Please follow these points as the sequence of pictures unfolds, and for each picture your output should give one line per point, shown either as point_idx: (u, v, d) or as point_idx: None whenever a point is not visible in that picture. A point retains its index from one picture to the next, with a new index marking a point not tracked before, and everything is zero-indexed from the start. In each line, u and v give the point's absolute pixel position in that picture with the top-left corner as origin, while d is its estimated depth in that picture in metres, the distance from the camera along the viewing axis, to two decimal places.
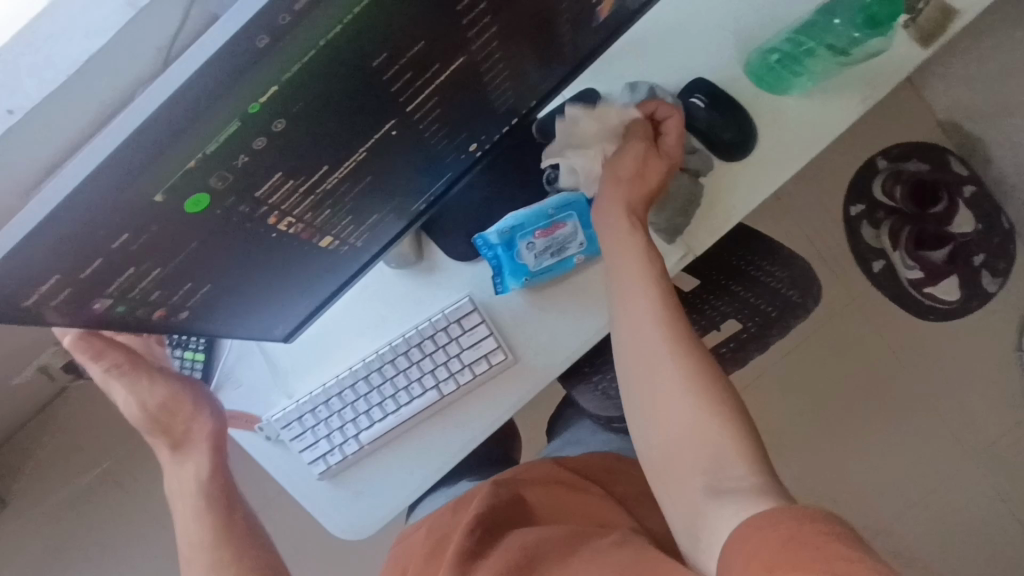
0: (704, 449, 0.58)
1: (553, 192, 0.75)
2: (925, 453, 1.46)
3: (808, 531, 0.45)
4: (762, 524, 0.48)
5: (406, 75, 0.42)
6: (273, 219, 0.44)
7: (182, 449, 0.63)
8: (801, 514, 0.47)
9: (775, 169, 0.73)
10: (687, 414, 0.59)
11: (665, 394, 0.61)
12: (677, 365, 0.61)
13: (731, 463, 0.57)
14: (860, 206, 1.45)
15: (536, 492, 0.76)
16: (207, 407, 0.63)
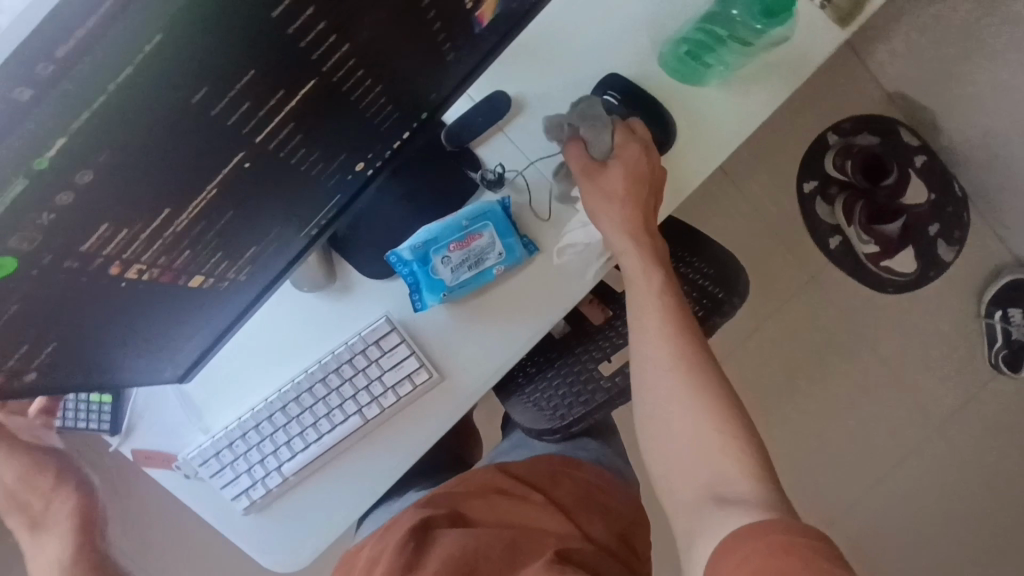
0: (712, 464, 0.54)
1: (470, 201, 0.72)
2: (889, 426, 1.46)
3: (794, 542, 0.45)
4: (746, 532, 0.46)
5: (243, 106, 0.38)
6: (116, 269, 0.41)
7: (39, 530, 0.59)
8: (782, 523, 0.46)
9: (695, 165, 0.72)
10: (688, 417, 0.57)
11: (667, 396, 0.58)
12: (687, 378, 0.58)
13: (735, 477, 0.53)
14: (813, 183, 1.41)
15: (477, 503, 0.71)
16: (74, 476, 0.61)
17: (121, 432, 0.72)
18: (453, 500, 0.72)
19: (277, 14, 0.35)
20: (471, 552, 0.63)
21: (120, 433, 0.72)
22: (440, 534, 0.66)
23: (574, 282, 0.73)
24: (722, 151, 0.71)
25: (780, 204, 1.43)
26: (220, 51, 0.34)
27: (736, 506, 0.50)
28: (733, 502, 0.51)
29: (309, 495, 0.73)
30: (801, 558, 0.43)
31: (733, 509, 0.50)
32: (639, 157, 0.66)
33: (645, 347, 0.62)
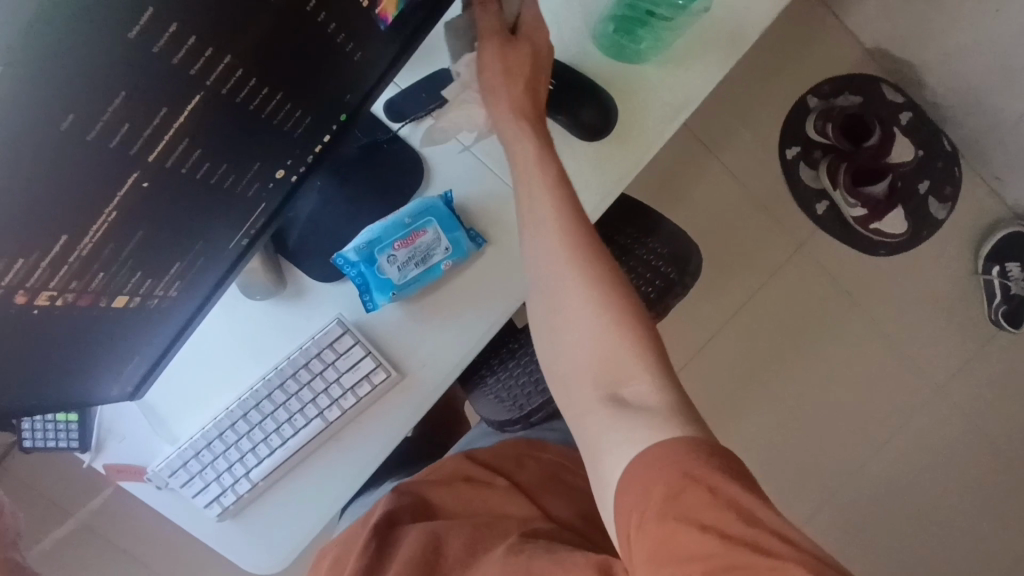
0: (609, 360, 0.53)
1: (413, 197, 0.72)
2: (901, 397, 1.38)
3: (701, 473, 0.44)
4: (651, 460, 0.46)
5: (123, 128, 0.39)
6: (22, 298, 0.41)
7: None
8: (689, 445, 0.46)
9: (637, 143, 0.71)
10: (591, 324, 0.54)
11: (569, 301, 0.56)
12: (579, 272, 0.55)
13: (633, 374, 0.52)
14: (795, 149, 1.34)
15: (443, 494, 0.72)
16: None
17: (92, 449, 0.74)
18: (417, 488, 0.73)
19: (136, 34, 0.35)
20: (428, 544, 0.64)
21: (90, 449, 0.74)
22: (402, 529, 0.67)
23: None
24: (668, 126, 0.71)
25: (759, 170, 1.35)
26: (82, 76, 0.34)
27: (638, 416, 0.49)
28: (636, 409, 0.50)
29: (279, 500, 0.74)
30: (709, 487, 0.44)
31: (636, 418, 0.49)
32: (540, 41, 0.65)
33: (539, 245, 0.58)
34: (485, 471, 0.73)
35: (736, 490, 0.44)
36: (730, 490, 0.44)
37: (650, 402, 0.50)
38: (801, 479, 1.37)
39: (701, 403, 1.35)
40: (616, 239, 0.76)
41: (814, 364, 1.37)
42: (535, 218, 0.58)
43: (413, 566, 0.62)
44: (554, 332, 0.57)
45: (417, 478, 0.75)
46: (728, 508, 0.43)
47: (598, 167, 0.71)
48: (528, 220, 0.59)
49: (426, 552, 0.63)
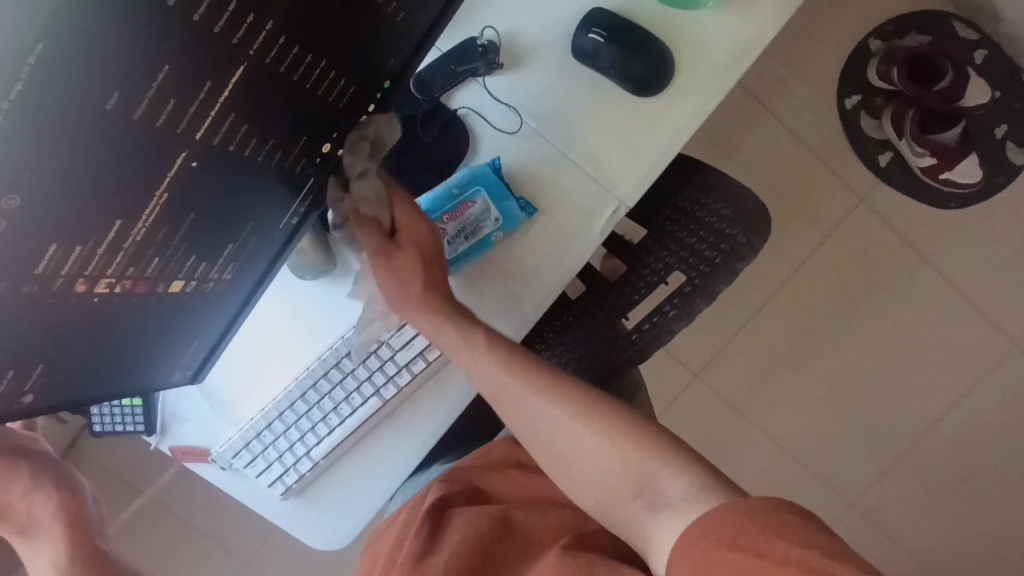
0: (616, 469, 0.59)
1: (462, 165, 0.69)
2: (973, 360, 1.29)
3: (745, 540, 0.46)
4: (694, 541, 0.49)
5: (169, 104, 0.37)
6: (82, 286, 0.40)
7: (32, 535, 0.55)
8: (731, 513, 0.48)
9: (695, 99, 0.66)
10: (586, 441, 0.61)
11: (558, 432, 0.62)
12: (552, 405, 0.63)
13: (654, 466, 0.57)
14: (855, 97, 1.25)
15: (496, 480, 0.72)
16: (50, 481, 0.55)
17: (157, 432, 0.76)
18: (468, 474, 0.73)
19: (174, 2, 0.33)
20: (483, 530, 0.65)
21: (156, 432, 0.75)
22: (452, 510, 0.68)
23: (578, 178, 0.67)
24: (728, 81, 0.66)
25: (816, 123, 1.26)
26: (123, 50, 0.32)
27: (672, 509, 0.53)
28: (668, 503, 0.54)
29: (339, 478, 0.74)
30: (756, 550, 0.45)
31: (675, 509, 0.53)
32: (419, 236, 0.65)
33: (509, 406, 0.65)
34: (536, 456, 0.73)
35: (784, 547, 0.44)
36: (778, 549, 0.44)
37: (682, 489, 0.54)
38: (861, 447, 1.31)
39: (756, 370, 1.30)
40: (673, 202, 0.73)
41: (877, 327, 1.29)
42: (502, 392, 0.65)
43: (469, 550, 0.63)
44: (562, 467, 0.63)
45: (467, 461, 0.74)
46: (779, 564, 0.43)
47: (646, 139, 0.66)
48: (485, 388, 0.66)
49: (482, 537, 0.64)
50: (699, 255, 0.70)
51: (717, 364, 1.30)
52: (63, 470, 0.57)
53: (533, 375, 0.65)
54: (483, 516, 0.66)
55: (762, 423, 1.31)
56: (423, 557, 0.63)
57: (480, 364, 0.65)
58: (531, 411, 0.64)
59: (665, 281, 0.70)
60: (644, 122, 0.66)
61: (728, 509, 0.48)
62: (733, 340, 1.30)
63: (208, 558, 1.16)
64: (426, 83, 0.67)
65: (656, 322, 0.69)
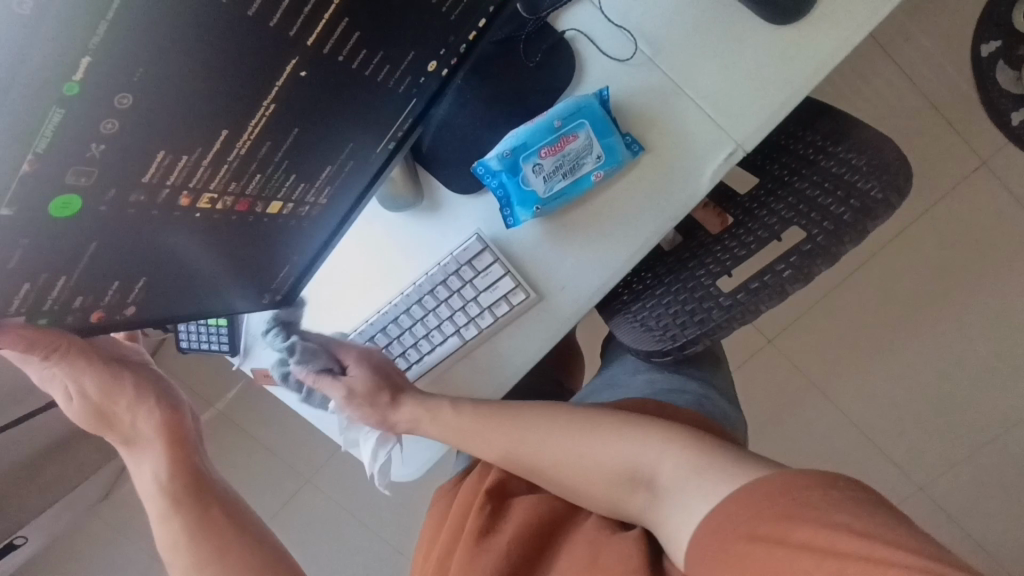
0: (603, 467, 0.59)
1: (563, 97, 0.63)
2: None
3: (762, 527, 0.43)
4: (711, 534, 0.46)
5: (285, 1, 0.33)
6: (186, 199, 0.38)
7: (135, 447, 0.57)
8: (745, 501, 0.45)
9: (840, 30, 0.57)
10: (568, 449, 0.62)
11: (543, 452, 0.64)
12: (533, 426, 0.65)
13: (644, 452, 0.57)
14: (994, 43, 1.08)
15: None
16: (151, 399, 0.56)
17: (240, 352, 0.77)
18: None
19: None
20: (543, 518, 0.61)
21: (239, 353, 0.76)
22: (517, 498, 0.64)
23: (691, 117, 0.61)
24: (883, 7, 0.56)
25: (947, 71, 1.11)
26: None
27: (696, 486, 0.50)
28: (674, 488, 0.53)
29: None
30: (776, 539, 0.42)
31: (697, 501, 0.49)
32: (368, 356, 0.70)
33: (492, 439, 0.66)
34: None
35: (807, 531, 0.41)
36: (799, 534, 0.41)
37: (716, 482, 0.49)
38: (941, 432, 1.22)
39: (833, 340, 1.22)
40: (793, 150, 0.68)
41: (979, 304, 1.17)
42: (477, 436, 0.66)
43: (534, 533, 0.60)
44: (557, 487, 0.63)
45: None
46: (807, 549, 0.40)
47: (777, 75, 0.58)
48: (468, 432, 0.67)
49: (546, 523, 0.61)
50: (823, 212, 0.60)
51: (791, 330, 1.23)
52: (161, 384, 0.58)
53: (511, 413, 0.67)
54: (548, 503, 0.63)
55: (833, 395, 1.24)
56: (484, 534, 0.60)
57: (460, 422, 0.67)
58: (516, 438, 0.65)
59: (778, 236, 0.63)
60: (778, 54, 0.58)
61: (744, 498, 0.46)
62: (814, 306, 1.22)
63: (268, 475, 1.21)
64: (535, 2, 0.63)
65: (765, 282, 0.59)
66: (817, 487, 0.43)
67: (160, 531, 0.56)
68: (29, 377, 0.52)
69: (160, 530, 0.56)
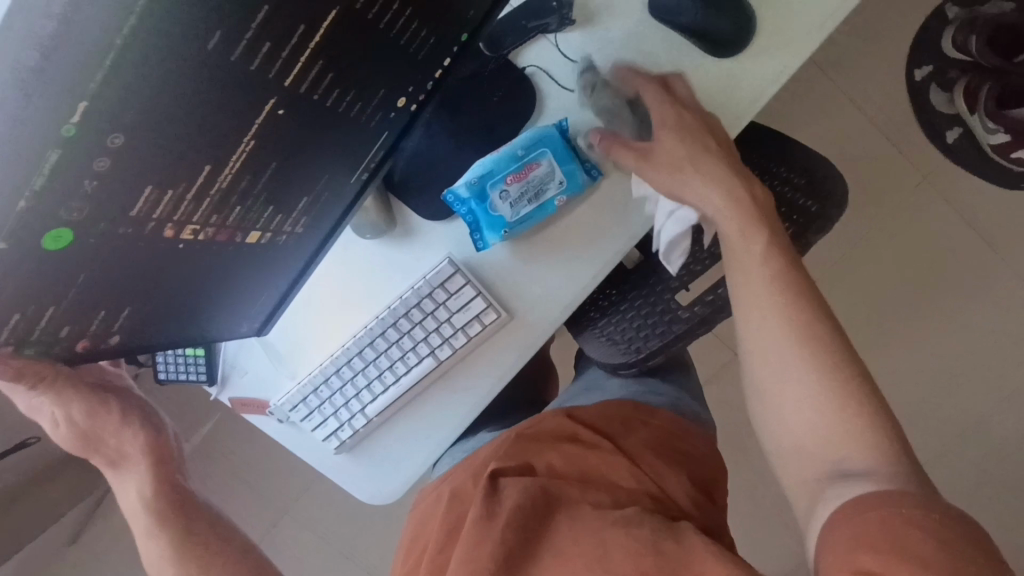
0: (836, 442, 0.49)
1: (526, 128, 0.68)
2: None
3: (919, 516, 0.41)
4: (864, 511, 0.43)
5: (263, 48, 0.36)
6: (170, 231, 0.41)
7: (121, 467, 0.57)
8: (903, 495, 0.43)
9: (776, 62, 0.63)
10: (813, 400, 0.50)
11: (786, 376, 0.52)
12: (795, 347, 0.52)
13: (866, 461, 0.47)
14: (926, 69, 1.18)
15: (549, 453, 0.64)
16: (137, 420, 0.56)
17: (218, 382, 0.78)
18: (523, 447, 0.65)
19: None
20: (536, 504, 0.57)
21: (217, 382, 0.77)
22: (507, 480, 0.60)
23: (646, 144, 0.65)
24: (813, 41, 0.62)
25: (887, 95, 1.19)
26: None
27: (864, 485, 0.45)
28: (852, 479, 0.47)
29: (395, 434, 0.75)
30: (935, 537, 0.40)
31: (854, 483, 0.46)
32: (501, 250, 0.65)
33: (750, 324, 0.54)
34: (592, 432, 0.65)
35: (965, 544, 0.39)
36: (958, 543, 0.39)
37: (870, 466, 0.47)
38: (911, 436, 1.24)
39: None
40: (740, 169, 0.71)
41: (934, 312, 1.23)
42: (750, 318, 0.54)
43: (527, 518, 0.56)
44: (768, 403, 0.53)
45: (519, 434, 0.67)
46: (966, 561, 0.38)
47: (721, 104, 0.63)
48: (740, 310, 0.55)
49: (538, 507, 0.57)
50: None
51: None
52: (147, 410, 0.58)
53: (784, 327, 0.53)
54: (541, 485, 0.59)
55: None
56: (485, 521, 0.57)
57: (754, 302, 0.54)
58: (760, 342, 0.54)
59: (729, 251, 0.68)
60: (719, 84, 0.64)
61: (906, 496, 0.43)
62: None
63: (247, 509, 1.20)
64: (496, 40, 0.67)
65: (719, 295, 0.66)
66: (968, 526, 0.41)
67: (146, 546, 0.57)
68: (14, 404, 0.52)
69: (150, 548, 0.57)
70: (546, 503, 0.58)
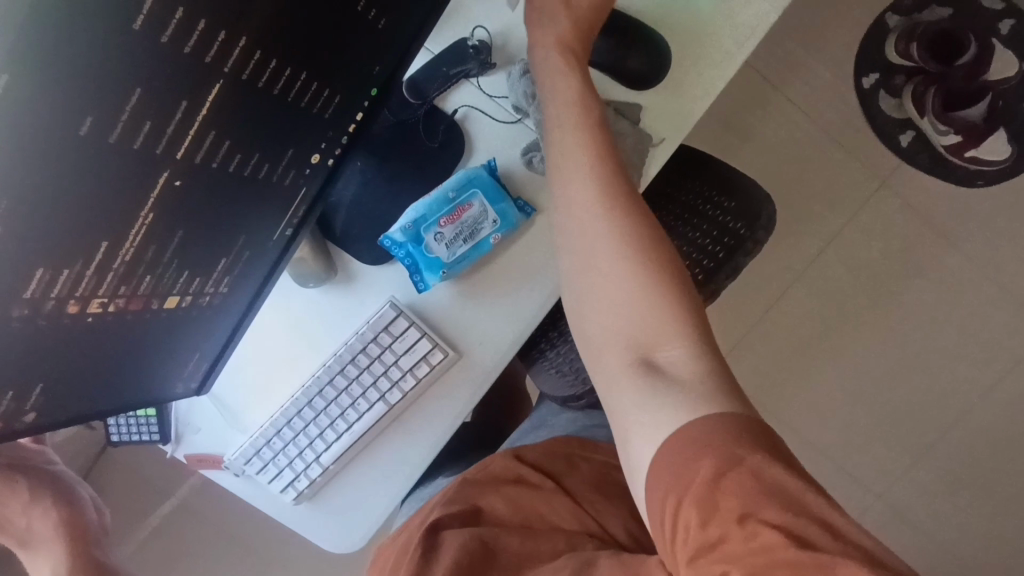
0: (646, 322, 0.51)
1: (458, 170, 0.68)
2: (1015, 349, 1.20)
3: (744, 455, 0.43)
4: (686, 439, 0.45)
5: (145, 126, 0.37)
6: (74, 307, 0.41)
7: (30, 545, 0.58)
8: (727, 420, 0.45)
9: (692, 92, 0.65)
10: (625, 287, 0.52)
11: (603, 262, 0.53)
12: (613, 228, 0.53)
13: (665, 337, 0.50)
14: (873, 76, 1.18)
15: (493, 497, 0.68)
16: (47, 496, 0.58)
17: (172, 440, 0.77)
18: (465, 492, 0.69)
19: (141, 25, 0.33)
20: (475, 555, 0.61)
21: (171, 441, 0.77)
22: (447, 533, 0.64)
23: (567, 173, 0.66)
24: (727, 70, 0.65)
25: (837, 104, 1.20)
26: (90, 84, 0.33)
27: (671, 385, 0.48)
28: (666, 377, 0.48)
29: (352, 480, 0.74)
30: (752, 475, 0.43)
31: (667, 389, 0.48)
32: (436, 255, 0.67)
33: (575, 209, 0.55)
34: (534, 474, 0.69)
35: (780, 474, 0.43)
36: (774, 476, 0.43)
37: (686, 372, 0.48)
38: (887, 439, 1.24)
39: (775, 361, 1.25)
40: (676, 197, 0.70)
41: (902, 314, 1.22)
42: (579, 196, 0.54)
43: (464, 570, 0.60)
44: (589, 295, 0.53)
45: (464, 477, 0.70)
46: (781, 506, 0.42)
47: (645, 134, 0.65)
48: (564, 188, 0.55)
49: (475, 560, 0.61)
50: (703, 250, 0.68)
51: (733, 358, 1.26)
52: (62, 484, 0.60)
53: (608, 209, 0.53)
54: (478, 538, 0.63)
55: (785, 418, 1.25)
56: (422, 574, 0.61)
57: (577, 188, 0.55)
58: (583, 229, 0.54)
59: None
60: (639, 115, 0.65)
61: (724, 414, 0.45)
62: (751, 332, 1.25)
63: (227, 562, 1.17)
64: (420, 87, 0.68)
65: None
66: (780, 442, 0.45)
67: None
68: None
69: None
70: (484, 554, 0.62)
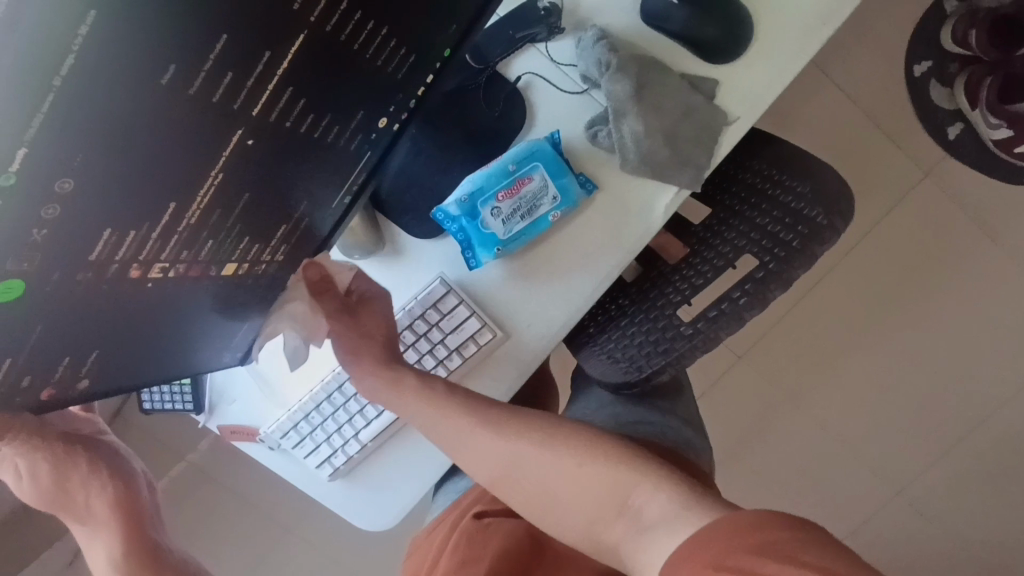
0: (594, 488, 0.55)
1: (517, 142, 0.65)
2: None
3: (734, 559, 0.39)
4: (683, 555, 0.42)
5: (226, 78, 0.34)
6: (136, 272, 0.38)
7: (88, 523, 0.57)
8: (725, 527, 0.41)
9: (771, 69, 0.61)
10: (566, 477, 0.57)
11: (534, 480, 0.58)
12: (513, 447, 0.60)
13: (631, 482, 0.53)
14: (926, 64, 1.13)
15: None
16: (104, 471, 0.57)
17: (206, 411, 0.75)
18: None
19: None
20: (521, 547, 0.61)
21: (204, 411, 0.75)
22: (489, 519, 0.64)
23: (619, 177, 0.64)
24: (810, 44, 0.60)
25: (886, 91, 1.15)
26: (178, 28, 0.29)
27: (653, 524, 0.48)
28: (649, 524, 0.49)
29: (387, 460, 0.72)
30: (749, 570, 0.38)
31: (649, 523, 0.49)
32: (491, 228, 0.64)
33: (484, 451, 0.61)
34: None
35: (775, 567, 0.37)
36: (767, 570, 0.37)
37: (656, 503, 0.50)
38: (911, 435, 1.23)
39: (804, 353, 1.22)
40: (740, 177, 0.71)
41: (934, 311, 1.20)
42: (478, 443, 0.61)
43: (509, 559, 0.59)
44: (547, 510, 0.57)
45: None
46: None
47: (718, 113, 0.61)
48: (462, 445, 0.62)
49: (523, 544, 0.61)
50: (773, 237, 0.64)
51: (762, 348, 1.23)
52: (119, 458, 0.59)
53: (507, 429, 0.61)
54: (526, 528, 0.62)
55: (809, 409, 1.24)
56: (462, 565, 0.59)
57: (473, 436, 0.61)
58: (504, 463, 0.60)
59: (733, 263, 0.66)
60: (714, 90, 0.61)
61: (722, 525, 0.42)
62: (781, 322, 1.22)
63: (243, 527, 1.16)
64: (481, 52, 0.65)
65: (723, 310, 0.63)
66: (786, 517, 0.40)
67: None
68: None
69: None
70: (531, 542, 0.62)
